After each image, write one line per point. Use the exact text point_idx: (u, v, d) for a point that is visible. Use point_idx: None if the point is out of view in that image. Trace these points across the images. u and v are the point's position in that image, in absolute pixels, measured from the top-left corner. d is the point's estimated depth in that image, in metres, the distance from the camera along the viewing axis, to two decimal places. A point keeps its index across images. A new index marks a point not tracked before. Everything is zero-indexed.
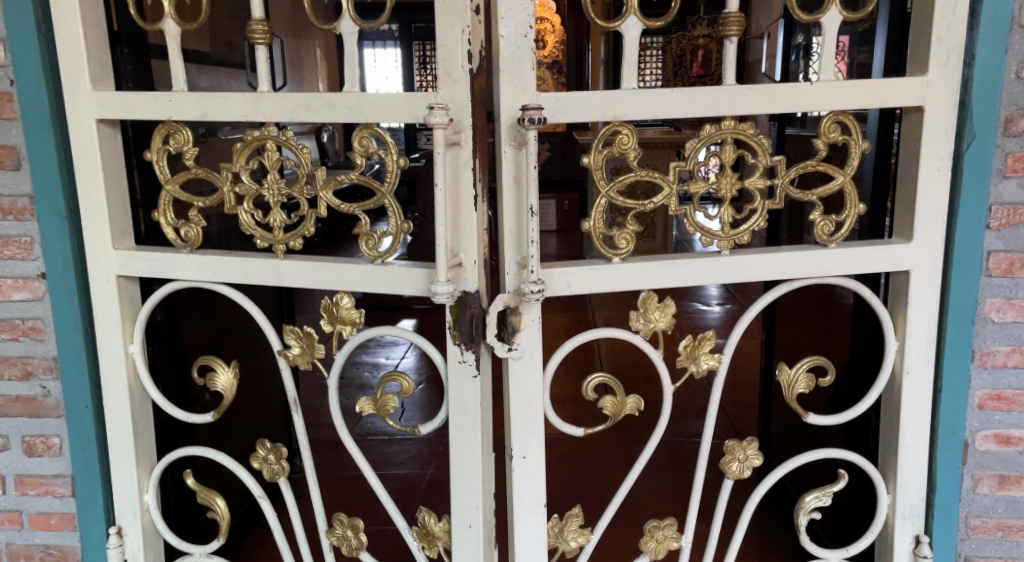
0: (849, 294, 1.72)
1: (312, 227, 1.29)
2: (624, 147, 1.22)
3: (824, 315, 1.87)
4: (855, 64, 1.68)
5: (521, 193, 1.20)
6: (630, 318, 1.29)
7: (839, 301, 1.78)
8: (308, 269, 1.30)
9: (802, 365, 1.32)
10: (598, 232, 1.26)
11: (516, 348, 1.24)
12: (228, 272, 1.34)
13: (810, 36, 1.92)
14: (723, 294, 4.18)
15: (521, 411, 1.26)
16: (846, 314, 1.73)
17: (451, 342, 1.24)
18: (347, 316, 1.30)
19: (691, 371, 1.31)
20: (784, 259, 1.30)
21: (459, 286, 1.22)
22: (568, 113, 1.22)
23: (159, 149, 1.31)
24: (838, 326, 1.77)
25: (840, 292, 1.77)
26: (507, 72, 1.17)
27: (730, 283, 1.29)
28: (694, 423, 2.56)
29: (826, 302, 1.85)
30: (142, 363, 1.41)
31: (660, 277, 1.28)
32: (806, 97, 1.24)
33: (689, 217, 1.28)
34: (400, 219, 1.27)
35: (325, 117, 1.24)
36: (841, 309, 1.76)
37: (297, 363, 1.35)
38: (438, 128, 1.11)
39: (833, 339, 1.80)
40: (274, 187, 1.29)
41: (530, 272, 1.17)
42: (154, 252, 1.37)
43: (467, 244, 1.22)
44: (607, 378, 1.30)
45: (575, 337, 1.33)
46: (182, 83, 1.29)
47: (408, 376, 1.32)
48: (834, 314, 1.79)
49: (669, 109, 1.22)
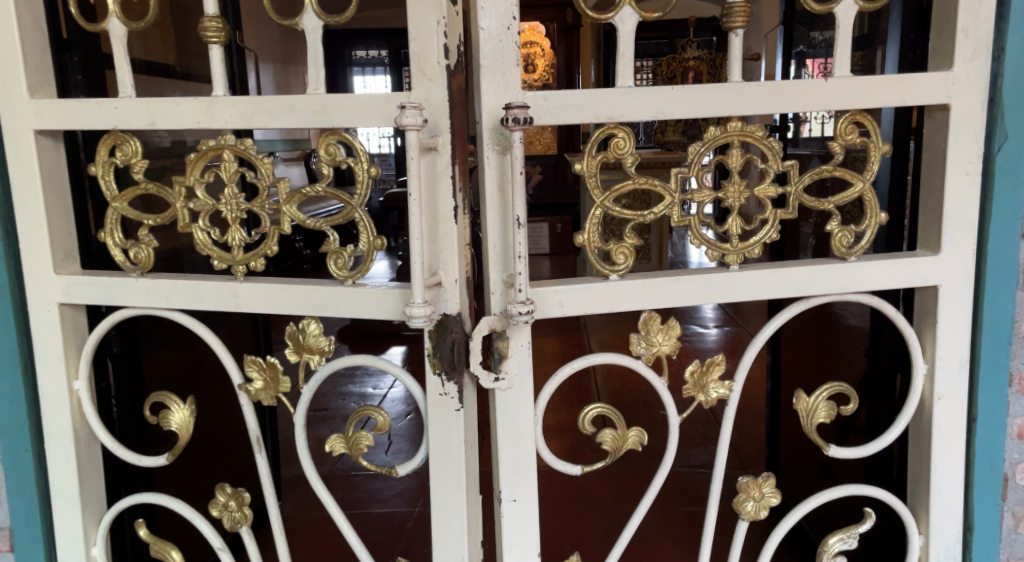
0: (859, 320, 1.61)
1: (276, 245, 1.16)
2: (620, 152, 1.09)
3: (833, 340, 1.76)
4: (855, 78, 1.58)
5: (506, 204, 1.07)
6: (631, 341, 1.15)
7: (848, 327, 1.67)
8: (270, 293, 1.17)
9: (821, 392, 1.18)
10: (593, 247, 1.12)
11: (504, 377, 1.10)
12: (183, 297, 1.21)
13: (811, 44, 1.82)
14: (720, 316, 4.05)
15: (510, 448, 1.13)
16: (858, 340, 1.62)
17: (431, 372, 1.10)
18: (314, 344, 1.17)
19: (699, 401, 1.17)
20: (799, 274, 1.17)
21: (438, 308, 1.09)
22: (557, 114, 1.09)
23: (105, 162, 1.20)
24: (850, 353, 1.65)
25: (847, 317, 1.66)
26: (489, 70, 1.05)
27: (741, 302, 1.16)
28: (697, 453, 2.42)
29: (832, 326, 1.75)
30: (88, 402, 1.27)
31: (664, 296, 1.15)
32: (820, 95, 1.12)
33: (694, 229, 1.15)
34: (373, 235, 1.13)
35: (289, 122, 1.11)
36: (853, 335, 1.64)
37: (259, 398, 1.21)
38: (411, 130, 0.99)
39: (847, 367, 1.68)
40: (231, 201, 1.16)
41: (519, 292, 1.04)
42: (100, 277, 1.23)
43: (446, 262, 1.08)
44: (605, 409, 1.16)
45: (571, 363, 1.18)
46: (129, 89, 1.17)
47: (383, 410, 1.17)
48: (845, 341, 1.68)
49: (671, 108, 1.10)
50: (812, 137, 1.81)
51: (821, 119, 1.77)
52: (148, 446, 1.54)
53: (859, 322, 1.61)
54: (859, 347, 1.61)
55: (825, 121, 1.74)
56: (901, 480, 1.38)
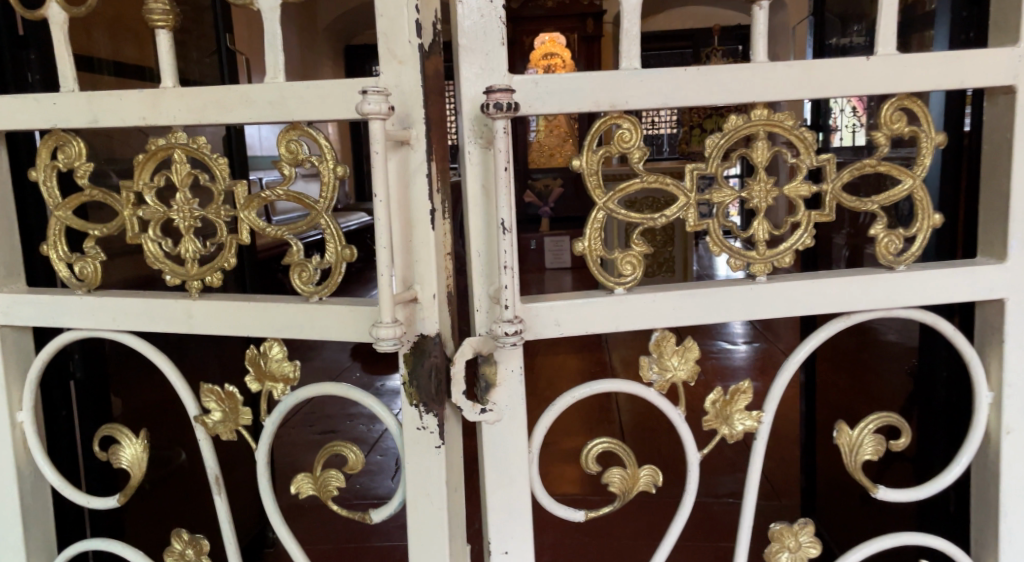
0: (899, 336, 1.44)
1: (232, 257, 1.01)
2: (625, 145, 0.93)
3: (871, 359, 1.58)
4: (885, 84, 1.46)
5: (491, 206, 0.92)
6: (641, 365, 0.99)
7: (888, 344, 1.49)
8: (228, 311, 1.03)
9: (867, 424, 1.00)
10: (595, 256, 0.96)
11: (491, 408, 0.94)
12: (132, 318, 1.07)
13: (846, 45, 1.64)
14: (749, 332, 3.85)
15: (499, 491, 0.97)
16: (900, 358, 1.45)
17: (406, 403, 0.95)
18: (276, 370, 1.02)
19: (722, 436, 1.00)
20: (839, 285, 0.99)
21: (414, 328, 0.94)
22: (550, 101, 0.92)
23: (46, 166, 1.07)
24: (892, 374, 1.48)
25: (886, 333, 1.49)
26: (469, 51, 0.90)
27: (771, 319, 0.99)
28: (725, 481, 2.23)
29: (870, 344, 1.57)
30: (34, 435, 1.14)
31: (680, 312, 0.98)
32: (866, 76, 0.95)
33: (713, 234, 0.97)
34: (340, 243, 0.98)
35: (245, 117, 0.98)
36: (895, 354, 1.47)
37: (218, 432, 1.06)
38: (375, 119, 0.83)
39: (890, 389, 1.50)
40: (184, 208, 1.03)
41: (505, 309, 0.89)
42: (43, 295, 1.10)
43: (423, 274, 0.93)
44: (612, 444, 1.00)
45: (571, 392, 0.99)
46: (71, 84, 1.04)
47: (355, 446, 1.02)
48: (886, 360, 1.51)
49: (684, 93, 0.93)
50: (842, 147, 1.68)
51: (852, 127, 1.64)
52: (110, 484, 1.39)
53: (899, 339, 1.44)
54: (903, 367, 1.43)
55: (856, 129, 1.61)
56: (959, 513, 1.18)
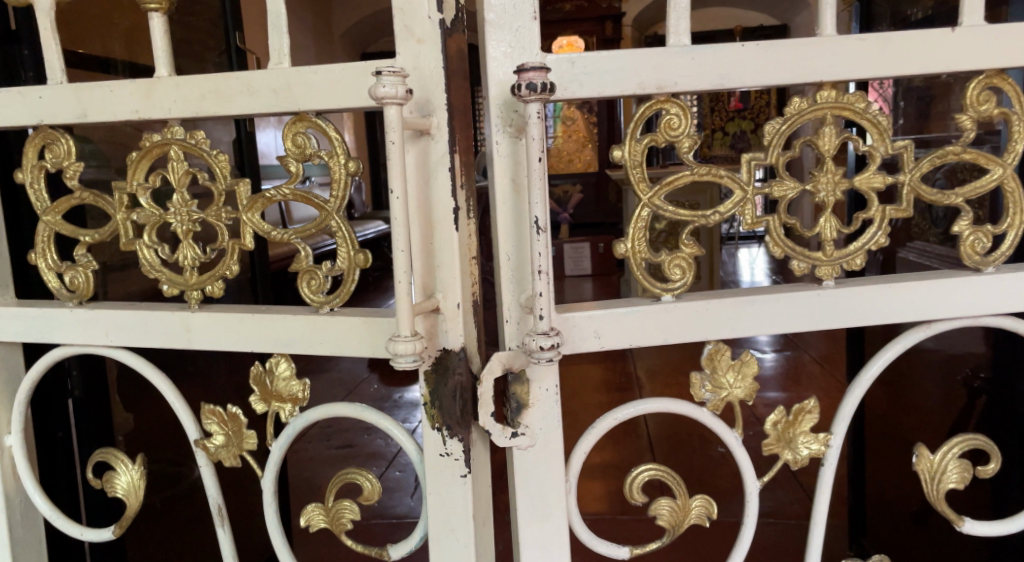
0: (938, 344, 1.36)
1: (234, 264, 0.92)
2: (674, 134, 0.82)
3: (911, 368, 1.49)
4: (913, 87, 1.40)
5: (522, 204, 0.81)
6: (692, 383, 0.87)
7: (926, 352, 1.41)
8: (230, 325, 0.93)
9: (951, 446, 0.88)
10: (640, 259, 0.85)
11: (524, 432, 0.83)
12: (127, 333, 0.97)
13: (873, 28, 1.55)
14: (777, 340, 3.72)
15: (535, 525, 0.86)
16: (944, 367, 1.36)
17: (427, 426, 0.84)
18: (283, 389, 0.92)
19: (785, 462, 0.88)
20: (917, 291, 0.87)
21: (436, 342, 0.83)
22: (589, 84, 0.81)
23: (33, 167, 0.98)
24: (941, 384, 1.38)
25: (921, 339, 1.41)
26: (497, 28, 0.79)
27: (839, 330, 0.88)
28: (765, 499, 2.11)
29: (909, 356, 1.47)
30: (23, 459, 1.05)
31: (735, 323, 0.87)
32: (951, 52, 0.83)
33: (773, 233, 0.86)
34: (353, 247, 0.88)
35: (248, 108, 0.88)
36: (937, 363, 1.38)
37: (220, 458, 0.96)
38: (391, 105, 0.73)
39: (934, 401, 1.40)
40: (182, 210, 0.93)
41: (540, 320, 0.77)
42: (31, 308, 1.01)
43: (445, 280, 0.82)
44: (659, 471, 0.89)
45: (613, 414, 0.87)
46: (60, 77, 0.95)
47: (371, 473, 0.91)
48: (928, 369, 1.42)
49: (741, 73, 0.82)
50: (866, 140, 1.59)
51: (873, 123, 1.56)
52: (113, 512, 1.29)
53: (938, 346, 1.36)
54: (949, 376, 1.34)
55: None
56: None
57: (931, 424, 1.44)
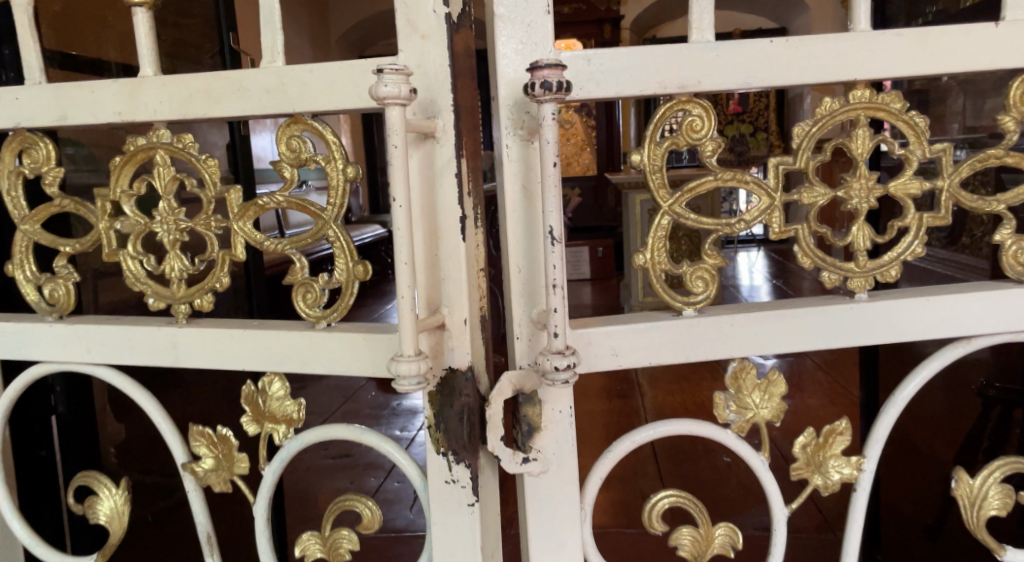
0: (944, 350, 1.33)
1: (225, 276, 0.86)
2: (696, 136, 0.76)
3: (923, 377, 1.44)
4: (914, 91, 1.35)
5: (534, 212, 0.75)
6: (715, 404, 0.82)
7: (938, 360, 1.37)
8: (220, 341, 0.87)
9: (991, 470, 0.82)
10: (660, 270, 0.79)
11: (536, 457, 0.77)
12: (110, 349, 0.91)
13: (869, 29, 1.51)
14: None
15: (547, 557, 0.80)
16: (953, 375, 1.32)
17: (432, 451, 0.78)
18: (276, 410, 0.86)
19: (815, 487, 0.82)
20: (954, 304, 0.82)
21: (442, 361, 0.77)
22: (606, 83, 0.76)
23: (10, 172, 0.92)
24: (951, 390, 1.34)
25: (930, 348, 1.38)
26: (507, 22, 0.74)
27: (872, 346, 0.82)
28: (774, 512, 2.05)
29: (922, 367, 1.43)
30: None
31: (761, 339, 0.81)
32: (992, 48, 0.77)
33: (803, 243, 0.80)
34: (351, 258, 0.82)
35: (239, 109, 0.82)
36: (947, 371, 1.37)
37: (209, 483, 0.90)
38: (393, 105, 0.67)
39: (937, 408, 1.37)
40: (168, 218, 0.87)
41: (554, 338, 0.71)
42: (8, 323, 0.95)
43: (451, 294, 0.77)
44: (680, 498, 0.83)
45: (630, 437, 0.81)
46: (39, 77, 0.89)
47: (370, 500, 0.85)
48: (936, 378, 1.38)
49: (769, 71, 0.76)
50: None
51: None
52: (98, 535, 1.22)
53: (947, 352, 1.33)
54: (959, 385, 1.32)
55: None
56: None
57: (939, 432, 1.40)
